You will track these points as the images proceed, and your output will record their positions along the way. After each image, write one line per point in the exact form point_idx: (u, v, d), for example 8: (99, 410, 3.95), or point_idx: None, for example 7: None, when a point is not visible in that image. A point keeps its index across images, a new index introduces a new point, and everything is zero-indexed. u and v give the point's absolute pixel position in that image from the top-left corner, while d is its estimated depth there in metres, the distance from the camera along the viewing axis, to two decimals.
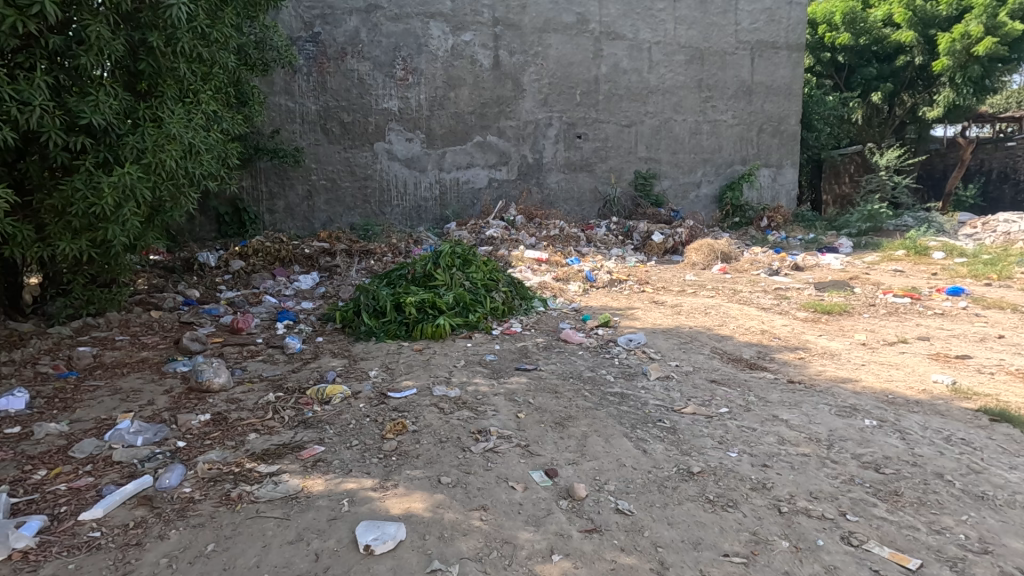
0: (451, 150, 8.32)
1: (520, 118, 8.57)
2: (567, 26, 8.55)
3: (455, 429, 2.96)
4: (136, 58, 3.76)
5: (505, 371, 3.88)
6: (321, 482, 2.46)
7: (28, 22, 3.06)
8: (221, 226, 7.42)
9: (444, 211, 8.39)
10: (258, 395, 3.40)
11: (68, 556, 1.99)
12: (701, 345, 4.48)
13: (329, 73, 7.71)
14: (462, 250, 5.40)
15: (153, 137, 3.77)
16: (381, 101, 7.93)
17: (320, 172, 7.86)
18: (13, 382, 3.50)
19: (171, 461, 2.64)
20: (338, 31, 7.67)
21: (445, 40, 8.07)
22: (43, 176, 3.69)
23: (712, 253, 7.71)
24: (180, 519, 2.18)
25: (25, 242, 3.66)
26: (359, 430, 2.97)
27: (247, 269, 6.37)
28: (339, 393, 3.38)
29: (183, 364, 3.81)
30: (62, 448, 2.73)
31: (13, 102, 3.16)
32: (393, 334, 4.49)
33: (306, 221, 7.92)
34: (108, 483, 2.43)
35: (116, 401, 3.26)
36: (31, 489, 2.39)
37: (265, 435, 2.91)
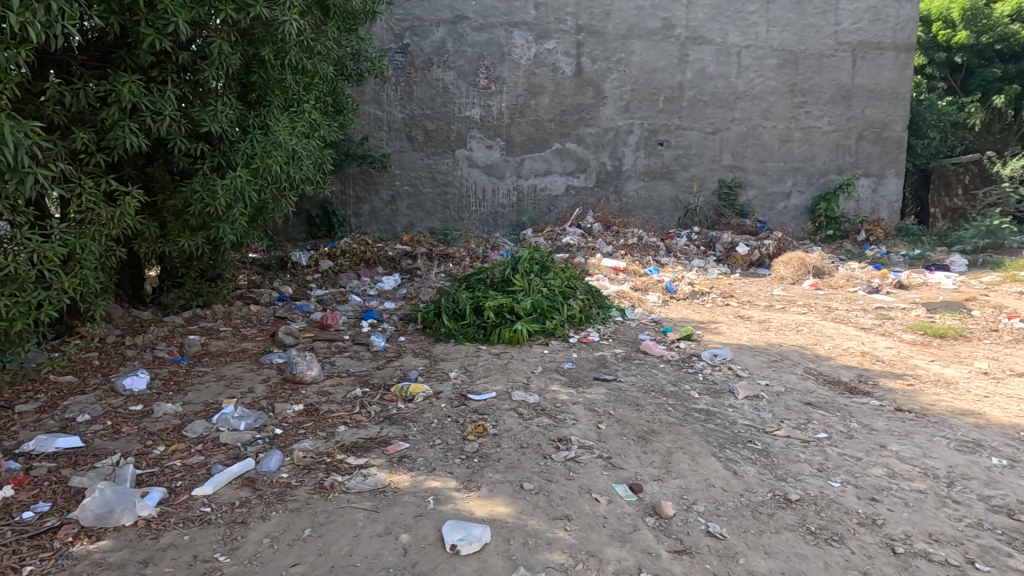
0: (530, 158, 8.38)
1: (600, 125, 8.49)
2: (652, 32, 8.38)
3: (535, 435, 2.95)
4: (249, 71, 4.07)
5: (584, 379, 3.83)
6: (407, 478, 2.52)
7: (164, 40, 3.38)
8: (312, 227, 7.83)
9: (521, 217, 8.45)
10: (346, 389, 3.56)
11: (184, 527, 2.15)
12: (793, 364, 4.21)
13: (416, 82, 8.00)
14: (540, 256, 5.40)
15: (260, 144, 4.06)
16: (464, 109, 8.14)
17: (403, 178, 8.17)
18: (136, 364, 3.86)
19: (270, 446, 2.80)
20: (425, 41, 7.94)
21: (529, 48, 8.14)
22: (166, 179, 4.05)
23: (803, 266, 7.25)
24: (280, 502, 2.32)
25: (149, 238, 4.04)
26: (441, 429, 3.03)
27: (335, 269, 6.70)
28: (422, 391, 3.46)
29: (279, 356, 4.06)
30: (176, 427, 2.97)
31: (148, 112, 3.51)
32: (472, 337, 4.56)
33: (389, 225, 8.23)
34: (217, 463, 2.62)
35: (221, 387, 3.52)
36: (152, 463, 2.62)
37: (354, 428, 3.03)
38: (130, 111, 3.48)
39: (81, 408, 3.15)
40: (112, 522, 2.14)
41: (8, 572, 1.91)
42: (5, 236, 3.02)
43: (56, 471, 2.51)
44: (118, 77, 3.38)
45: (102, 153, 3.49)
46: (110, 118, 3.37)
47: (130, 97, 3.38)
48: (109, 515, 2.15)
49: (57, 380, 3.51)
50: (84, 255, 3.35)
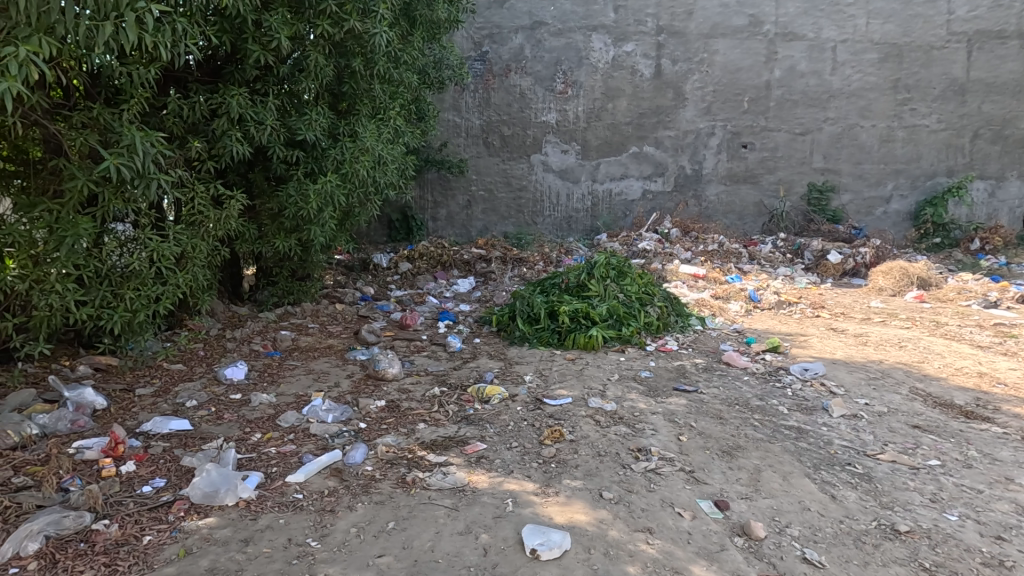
0: (606, 162, 8.27)
1: (679, 128, 8.23)
2: (738, 30, 8.02)
3: (613, 444, 2.89)
4: (341, 82, 4.30)
5: (663, 390, 3.70)
6: (485, 478, 2.55)
7: (267, 55, 3.65)
8: (391, 231, 8.11)
9: (595, 222, 8.37)
10: (425, 388, 3.65)
11: (280, 512, 2.28)
12: (896, 382, 3.87)
13: (494, 89, 8.12)
14: (617, 262, 5.28)
15: (349, 150, 4.26)
16: (540, 115, 8.17)
17: (479, 183, 8.31)
18: (236, 355, 4.15)
19: (356, 439, 2.93)
20: (504, 48, 8.04)
21: (607, 51, 8.04)
22: (265, 184, 4.33)
23: (905, 276, 6.67)
24: (365, 494, 2.41)
25: (249, 239, 4.35)
26: (517, 432, 3.03)
27: (413, 271, 6.91)
28: (498, 394, 3.49)
29: (362, 353, 4.24)
30: (271, 417, 3.17)
31: (252, 122, 3.79)
32: (546, 341, 4.54)
33: (465, 229, 8.39)
34: (307, 452, 2.77)
35: (311, 380, 3.72)
36: (251, 449, 2.81)
37: (433, 426, 3.09)
38: (237, 121, 3.77)
39: (189, 394, 3.41)
40: (218, 502, 2.30)
41: (131, 540, 2.09)
42: (132, 237, 3.35)
43: (169, 450, 2.74)
44: (228, 90, 3.67)
45: (211, 161, 3.79)
46: (220, 128, 3.66)
47: (238, 109, 3.66)
48: (215, 494, 2.31)
49: (169, 367, 3.80)
50: (194, 254, 3.64)
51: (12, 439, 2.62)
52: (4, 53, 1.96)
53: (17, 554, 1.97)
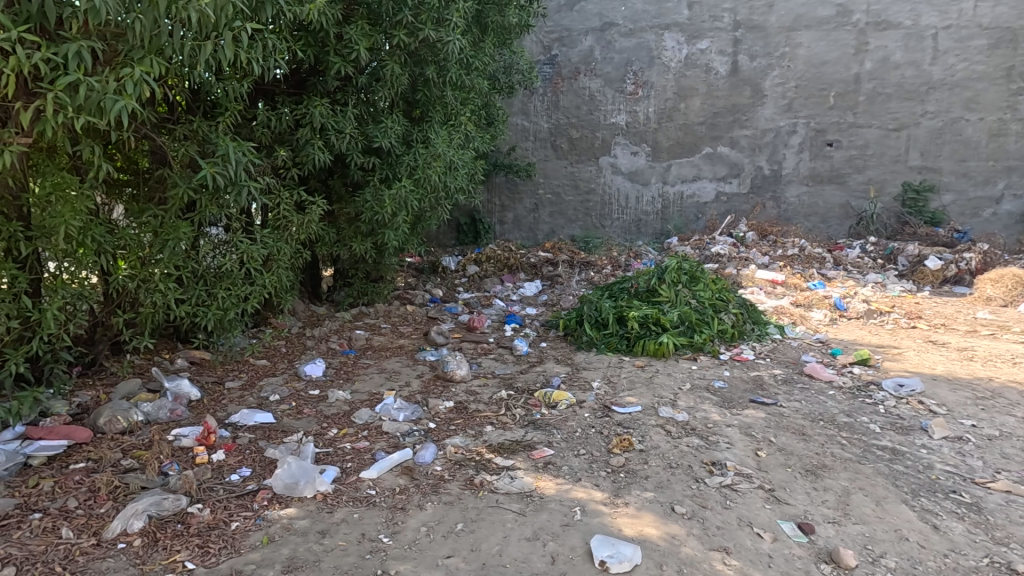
0: (677, 163, 8.03)
1: (757, 127, 7.84)
2: (823, 21, 7.54)
3: (686, 456, 2.79)
4: (415, 90, 4.44)
5: (738, 401, 3.53)
6: (553, 485, 2.52)
7: (347, 66, 3.82)
8: (460, 234, 8.16)
9: (665, 225, 8.15)
10: (493, 390, 3.67)
11: (354, 506, 2.36)
12: (1009, 404, 3.48)
13: (563, 92, 8.10)
14: (689, 266, 5.09)
15: (423, 156, 4.37)
16: (610, 117, 8.06)
17: (547, 187, 8.30)
18: (314, 352, 4.36)
19: (425, 439, 2.99)
20: (573, 51, 8.00)
21: (680, 50, 7.81)
22: (343, 190, 4.51)
23: (1019, 285, 6.03)
24: (434, 494, 2.45)
25: (327, 242, 4.55)
26: (585, 439, 2.99)
27: (481, 273, 7.00)
28: (565, 399, 3.45)
29: (431, 354, 4.34)
30: (346, 413, 3.29)
31: (332, 131, 3.97)
32: (614, 347, 4.44)
33: (532, 232, 8.41)
34: (380, 449, 2.85)
35: (383, 379, 3.85)
36: (328, 443, 2.93)
37: (500, 429, 3.11)
38: (319, 131, 3.97)
39: (273, 389, 3.61)
40: (297, 493, 2.42)
41: (221, 524, 2.23)
42: (224, 240, 3.59)
43: (255, 441, 2.91)
44: (311, 101, 3.87)
45: (295, 168, 3.99)
46: (303, 137, 3.86)
47: (320, 118, 3.86)
48: (295, 486, 2.43)
49: (255, 362, 4.03)
50: (279, 257, 3.84)
51: (121, 424, 2.86)
52: (122, 74, 2.16)
53: (124, 531, 2.15)
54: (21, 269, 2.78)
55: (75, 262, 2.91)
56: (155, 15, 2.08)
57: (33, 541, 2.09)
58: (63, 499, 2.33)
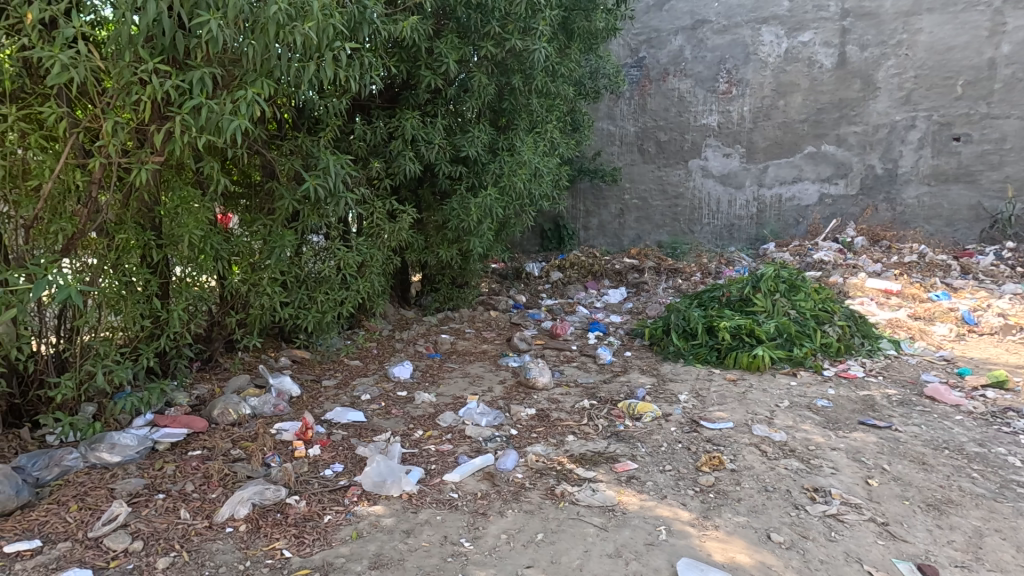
0: (775, 164, 7.55)
1: (868, 122, 7.19)
2: (949, 2, 6.78)
3: (783, 479, 2.59)
4: (501, 99, 4.52)
5: (845, 422, 3.23)
6: (636, 500, 2.44)
7: (437, 78, 3.96)
8: (544, 240, 8.18)
9: (761, 230, 7.68)
10: (575, 399, 3.62)
11: (437, 508, 2.42)
12: None
13: (650, 94, 7.89)
14: (788, 274, 4.75)
15: (508, 164, 4.41)
16: (700, 118, 7.74)
17: (633, 191, 8.11)
18: (403, 354, 4.53)
19: (507, 445, 3.00)
20: (662, 52, 7.78)
21: (779, 44, 7.34)
22: (431, 199, 4.66)
23: None
24: (515, 502, 2.45)
25: (416, 249, 4.71)
26: (671, 454, 2.86)
27: (564, 280, 6.95)
28: (650, 411, 3.33)
29: (514, 360, 4.37)
30: (432, 416, 3.39)
31: (422, 142, 4.12)
32: (703, 359, 4.23)
33: (617, 238, 8.24)
34: (463, 453, 2.90)
35: (467, 383, 3.92)
36: (414, 444, 3.03)
37: (582, 439, 3.05)
38: (410, 142, 4.13)
39: (364, 389, 3.79)
40: (385, 491, 2.51)
41: (315, 516, 2.36)
42: (324, 247, 3.83)
43: (347, 438, 3.07)
44: (403, 114, 4.04)
45: (388, 179, 4.18)
46: (396, 149, 4.04)
47: (411, 130, 4.02)
48: (383, 484, 2.53)
49: (349, 363, 4.25)
50: (372, 263, 4.04)
51: (231, 416, 3.12)
52: (237, 96, 2.36)
53: (232, 516, 2.33)
54: (154, 274, 3.11)
55: (198, 267, 3.23)
56: (266, 41, 2.27)
57: (157, 518, 2.32)
58: (182, 482, 2.58)
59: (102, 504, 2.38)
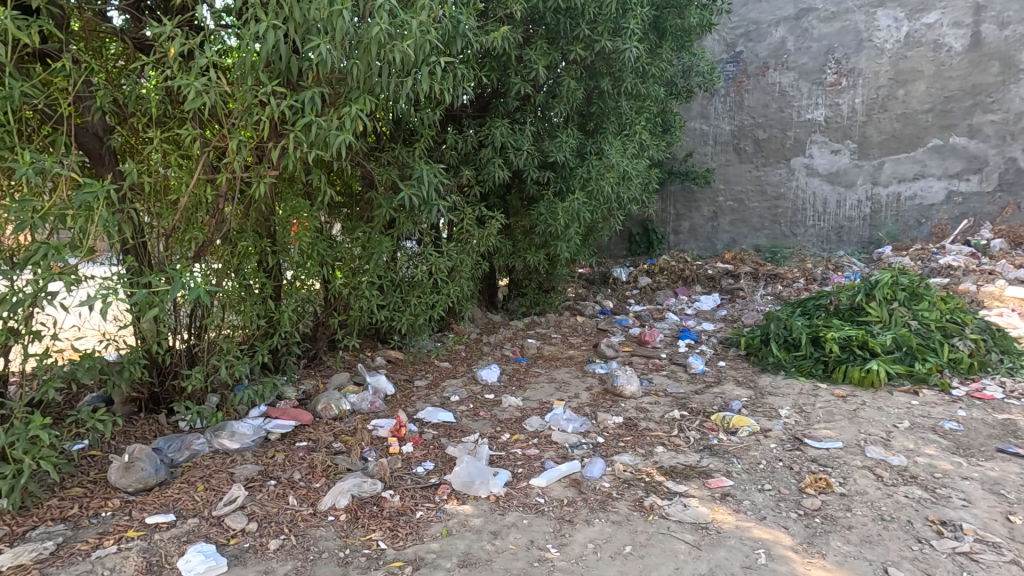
0: (892, 160, 6.88)
1: (1009, 109, 6.36)
2: None
3: (903, 509, 2.34)
4: (590, 103, 4.51)
5: (979, 449, 2.86)
6: (731, 519, 2.32)
7: (526, 85, 4.02)
8: (632, 244, 7.94)
9: (875, 232, 7.03)
10: (664, 409, 3.50)
11: (524, 512, 2.43)
12: None
13: (748, 90, 7.48)
14: (909, 282, 4.31)
15: (596, 168, 4.37)
16: (805, 112, 7.22)
17: (728, 193, 7.71)
18: (490, 358, 4.61)
19: (593, 453, 2.96)
20: (761, 45, 7.36)
21: (898, 28, 6.69)
22: (519, 205, 4.71)
23: None
24: (603, 511, 2.41)
25: (504, 254, 4.79)
26: (771, 473, 2.68)
27: (653, 285, 6.76)
28: (746, 426, 3.15)
29: (601, 367, 4.31)
30: (518, 420, 3.42)
31: (512, 149, 4.19)
32: (807, 371, 3.92)
33: (710, 242, 7.87)
34: (549, 459, 2.90)
35: (553, 389, 3.91)
36: (501, 447, 3.07)
37: (672, 451, 2.94)
38: (500, 149, 4.20)
39: (453, 390, 3.91)
40: (473, 491, 2.57)
41: (408, 511, 2.46)
42: (417, 252, 3.99)
43: (437, 437, 3.18)
44: (493, 122, 4.13)
45: (478, 186, 4.28)
46: (486, 156, 4.14)
47: (500, 137, 4.10)
48: (471, 485, 2.59)
49: (439, 364, 4.40)
50: (461, 268, 4.15)
51: (333, 411, 3.34)
52: (342, 112, 2.52)
53: (333, 505, 2.49)
54: (269, 277, 3.38)
55: (306, 271, 3.48)
56: (368, 59, 2.43)
57: (269, 503, 2.53)
58: (291, 471, 2.79)
59: (223, 487, 2.64)
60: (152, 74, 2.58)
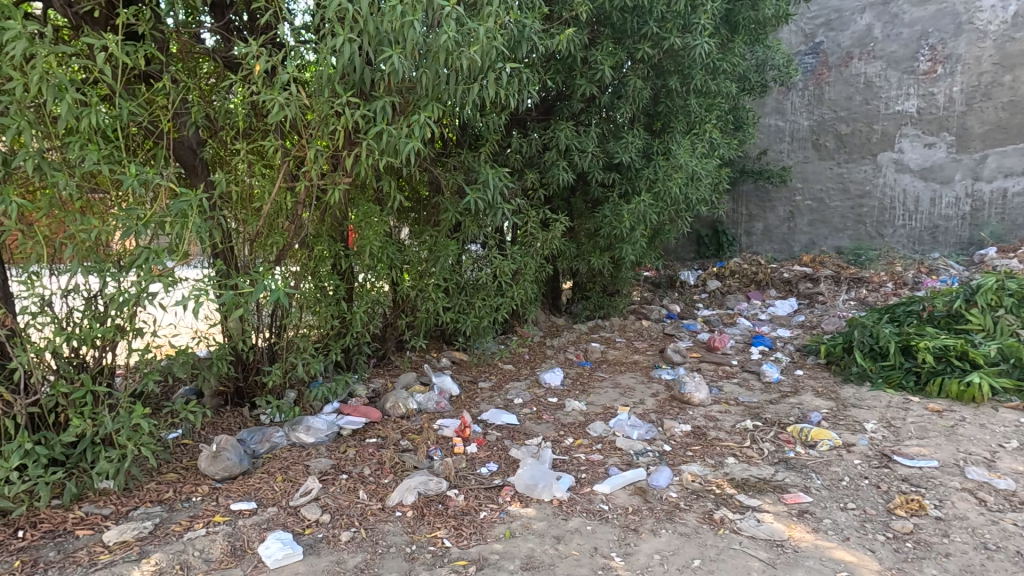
0: (997, 153, 6.29)
1: None
2: None
3: (1010, 538, 2.12)
4: (657, 102, 4.43)
5: None
6: (810, 538, 2.19)
7: (591, 86, 3.99)
8: (700, 247, 7.62)
9: (976, 232, 6.46)
10: (736, 419, 3.35)
11: (587, 518, 2.40)
12: None
13: (829, 83, 7.05)
14: (1017, 287, 3.91)
15: (663, 168, 4.26)
16: (894, 104, 6.72)
17: (805, 192, 7.29)
18: (553, 361, 4.59)
19: (659, 461, 2.88)
20: (844, 34, 6.90)
21: (1004, 8, 6.11)
22: (583, 207, 4.67)
23: None
24: (670, 522, 2.34)
25: (567, 256, 4.76)
26: (855, 491, 2.51)
27: (723, 289, 6.50)
28: (827, 440, 2.96)
29: (667, 372, 4.19)
30: (582, 424, 3.38)
31: (576, 151, 4.16)
32: (896, 383, 3.64)
33: (785, 244, 7.46)
34: (613, 465, 2.85)
35: (618, 394, 3.84)
36: (564, 451, 3.05)
37: (745, 463, 2.81)
38: (564, 151, 4.19)
39: (517, 392, 3.92)
40: (536, 495, 2.57)
41: (472, 511, 2.49)
42: (482, 255, 4.06)
43: (501, 439, 3.20)
44: (558, 125, 4.11)
45: (542, 189, 4.30)
46: (551, 159, 4.13)
47: (565, 140, 4.07)
48: (534, 488, 2.58)
49: (503, 366, 4.44)
50: (525, 270, 4.18)
51: (401, 410, 3.45)
52: (411, 120, 2.60)
53: (401, 502, 2.55)
54: (342, 280, 3.54)
55: (376, 274, 3.61)
56: (437, 68, 2.50)
57: (341, 496, 2.64)
58: (361, 466, 2.90)
59: (299, 479, 2.78)
60: (239, 90, 2.76)
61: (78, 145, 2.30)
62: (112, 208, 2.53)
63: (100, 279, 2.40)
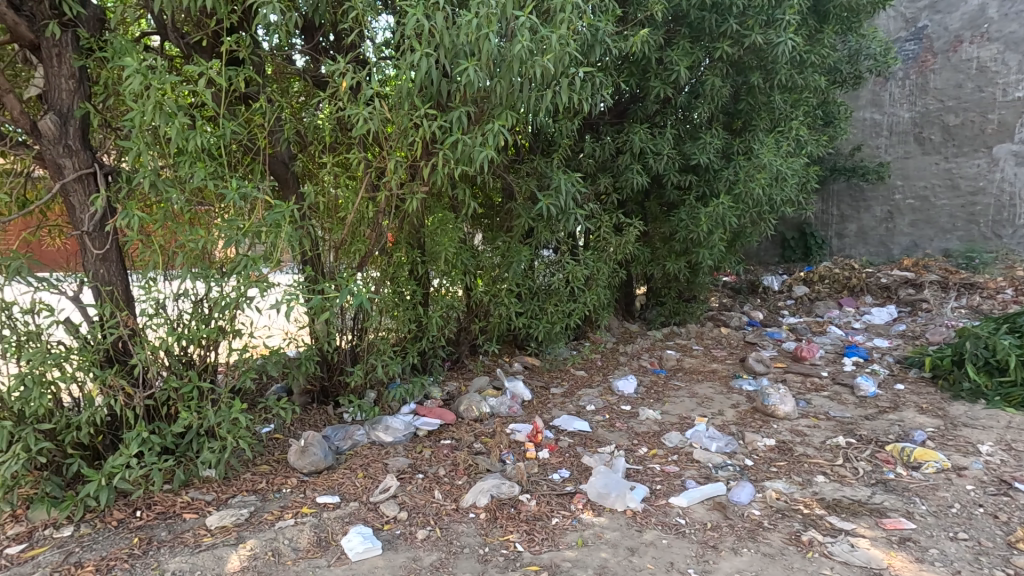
0: None
1: None
2: None
3: None
4: (737, 100, 4.25)
5: None
6: (913, 568, 2.00)
7: (666, 87, 3.88)
8: (785, 250, 7.18)
9: None
10: (826, 434, 3.13)
11: (663, 531, 2.33)
12: None
13: (934, 70, 6.47)
14: None
15: (745, 169, 4.08)
16: (1012, 90, 6.04)
17: (906, 190, 6.71)
18: (626, 368, 4.50)
19: (741, 476, 2.75)
20: (952, 16, 6.31)
21: None
22: (658, 211, 4.55)
23: None
24: (752, 540, 2.22)
25: (642, 261, 4.66)
26: (967, 520, 2.27)
27: (811, 295, 6.10)
28: (933, 462, 2.70)
29: (748, 383, 4.00)
30: (656, 434, 3.29)
31: (651, 153, 4.07)
32: (1018, 402, 3.27)
33: (883, 246, 6.88)
34: (690, 477, 2.75)
35: (694, 403, 3.71)
36: (638, 460, 2.98)
37: (836, 482, 2.62)
38: (639, 155, 4.12)
39: (589, 399, 3.88)
40: (609, 504, 2.53)
41: (544, 517, 2.49)
42: (554, 260, 4.07)
43: (573, 446, 3.18)
44: (631, 128, 4.05)
45: (615, 193, 4.24)
46: (624, 163, 4.07)
47: (639, 142, 4.00)
48: (607, 497, 2.54)
49: (575, 372, 4.41)
50: (597, 275, 4.15)
51: (474, 413, 3.51)
52: (486, 129, 2.66)
53: (474, 503, 2.60)
54: (419, 285, 3.66)
55: (450, 280, 3.72)
56: (510, 77, 2.54)
57: (418, 495, 2.73)
58: (436, 467, 2.98)
59: (378, 476, 2.90)
60: (327, 106, 2.95)
61: (188, 164, 2.54)
62: (215, 220, 2.76)
63: (206, 284, 2.67)
